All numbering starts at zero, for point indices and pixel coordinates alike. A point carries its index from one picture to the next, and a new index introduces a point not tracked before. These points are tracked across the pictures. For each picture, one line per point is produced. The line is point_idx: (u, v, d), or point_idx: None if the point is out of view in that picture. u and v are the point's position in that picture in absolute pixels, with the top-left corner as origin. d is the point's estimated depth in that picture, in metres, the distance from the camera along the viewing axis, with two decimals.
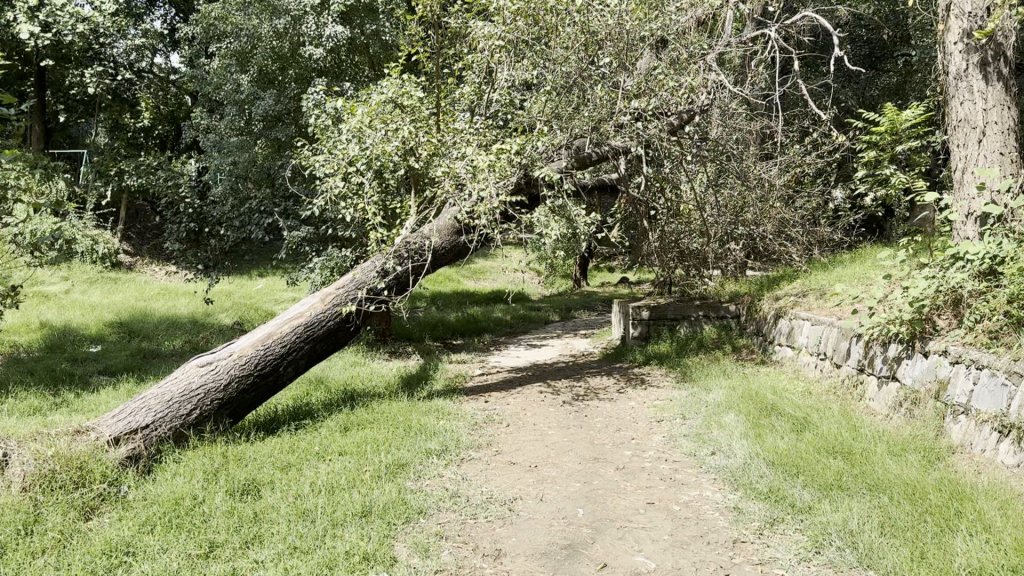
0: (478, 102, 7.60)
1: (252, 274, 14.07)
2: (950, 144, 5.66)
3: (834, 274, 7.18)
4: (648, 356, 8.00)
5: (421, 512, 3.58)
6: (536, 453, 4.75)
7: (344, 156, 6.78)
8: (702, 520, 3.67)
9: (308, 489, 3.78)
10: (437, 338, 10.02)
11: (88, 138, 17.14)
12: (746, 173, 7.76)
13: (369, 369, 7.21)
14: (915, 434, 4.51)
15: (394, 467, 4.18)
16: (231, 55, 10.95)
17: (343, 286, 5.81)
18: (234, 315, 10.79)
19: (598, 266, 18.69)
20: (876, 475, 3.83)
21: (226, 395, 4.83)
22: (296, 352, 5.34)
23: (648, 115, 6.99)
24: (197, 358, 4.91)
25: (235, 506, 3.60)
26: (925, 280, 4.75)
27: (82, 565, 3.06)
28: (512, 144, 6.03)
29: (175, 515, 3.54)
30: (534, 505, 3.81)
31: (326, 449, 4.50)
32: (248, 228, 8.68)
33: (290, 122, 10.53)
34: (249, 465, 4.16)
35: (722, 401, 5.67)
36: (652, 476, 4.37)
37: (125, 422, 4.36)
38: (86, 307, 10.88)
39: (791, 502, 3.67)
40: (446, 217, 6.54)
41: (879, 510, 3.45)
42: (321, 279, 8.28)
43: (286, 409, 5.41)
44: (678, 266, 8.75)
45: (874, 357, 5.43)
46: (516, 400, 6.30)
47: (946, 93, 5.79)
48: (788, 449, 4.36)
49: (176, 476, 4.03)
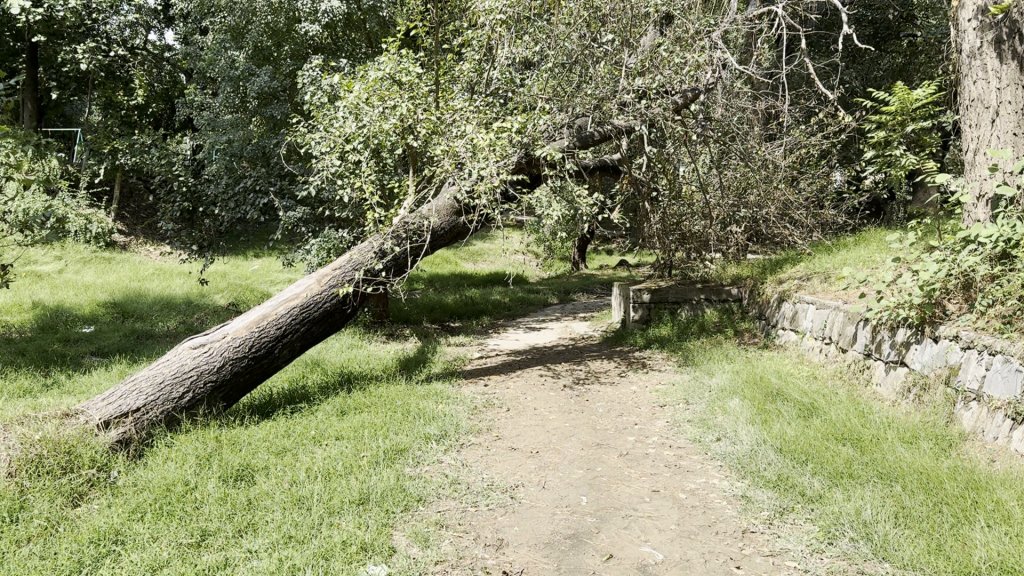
0: (479, 81, 7.42)
1: (247, 255, 13.94)
2: (963, 124, 5.54)
3: (839, 257, 7.07)
4: (649, 339, 7.90)
5: (421, 500, 3.46)
6: (537, 438, 4.64)
7: (340, 133, 6.61)
8: (710, 509, 3.57)
9: (304, 476, 3.67)
10: (436, 320, 9.94)
11: (81, 116, 17.02)
12: (750, 154, 7.62)
13: (366, 352, 7.09)
14: (925, 421, 4.41)
15: (392, 453, 4.06)
16: (225, 30, 10.82)
17: (340, 267, 5.67)
18: (229, 296, 10.67)
19: (598, 249, 18.56)
20: (888, 463, 3.73)
21: (220, 377, 4.70)
22: (292, 334, 5.22)
23: (651, 94, 6.80)
24: (190, 340, 4.79)
25: (228, 493, 3.49)
26: (936, 264, 4.63)
27: (69, 554, 2.95)
28: (513, 121, 5.86)
29: (167, 502, 3.43)
30: (536, 493, 3.70)
31: (322, 434, 4.38)
32: (243, 208, 8.55)
33: (285, 99, 10.37)
34: (242, 450, 4.05)
35: (726, 386, 5.58)
36: (657, 463, 4.26)
37: (116, 405, 4.24)
38: (79, 287, 10.74)
39: (801, 490, 3.57)
40: (445, 196, 6.42)
41: (893, 500, 3.35)
42: (319, 260, 8.11)
43: (282, 393, 5.29)
44: (679, 247, 8.75)
45: (882, 341, 5.33)
46: (517, 384, 6.19)
47: (960, 72, 5.66)
48: (796, 436, 4.25)
49: (167, 461, 3.91)
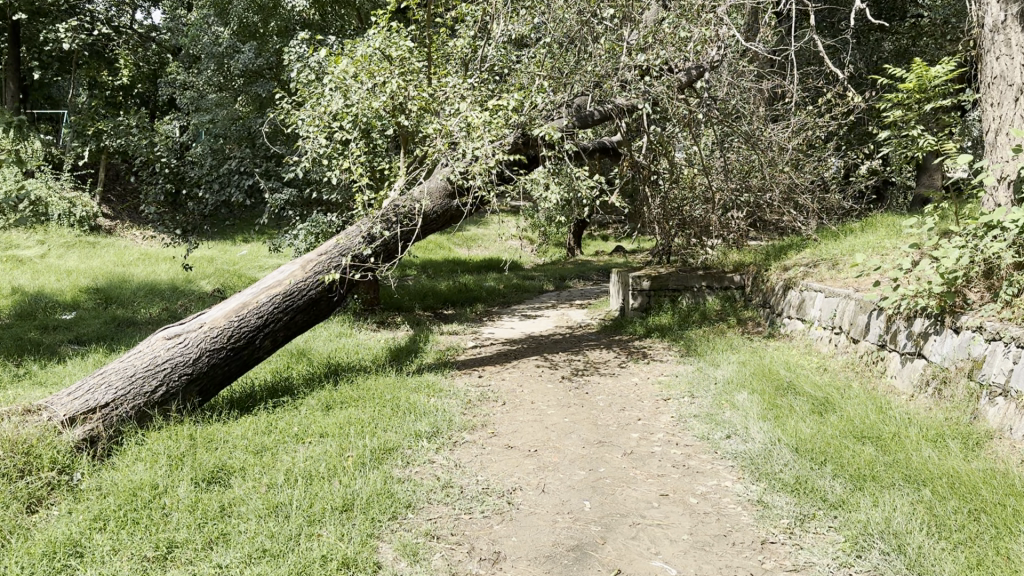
0: (473, 57, 7.07)
1: (235, 240, 13.62)
2: (984, 103, 5.25)
3: (847, 244, 6.80)
4: (650, 328, 7.62)
5: (409, 506, 3.18)
6: (535, 435, 4.36)
7: (327, 110, 6.28)
8: (724, 516, 3.29)
9: (283, 479, 3.37)
10: (428, 307, 9.63)
11: (66, 97, 16.67)
12: (755, 135, 7.31)
13: (355, 341, 6.78)
14: (947, 418, 4.12)
15: (379, 452, 3.77)
16: (210, 6, 10.47)
17: (326, 252, 5.34)
18: (216, 282, 10.35)
19: (594, 235, 18.27)
20: (914, 465, 3.45)
21: (196, 370, 4.40)
22: (274, 324, 4.90)
23: (653, 71, 6.47)
24: (165, 330, 4.48)
25: (200, 498, 3.20)
26: (958, 250, 4.34)
27: (19, 570, 2.65)
28: (510, 99, 5.55)
29: (132, 508, 3.13)
30: (535, 497, 3.42)
31: (305, 431, 4.09)
32: (228, 189, 8.23)
33: (271, 77, 10.01)
34: (217, 449, 3.76)
35: (733, 378, 5.30)
36: (664, 463, 3.99)
37: (82, 400, 3.94)
38: (61, 272, 10.41)
39: (822, 496, 3.29)
40: (438, 178, 6.10)
41: (923, 507, 3.08)
42: (306, 245, 7.78)
43: (263, 386, 4.98)
44: (679, 234, 8.42)
45: (897, 332, 5.04)
46: (513, 376, 5.90)
47: (980, 47, 5.35)
48: (812, 434, 3.97)
49: (136, 462, 3.62)
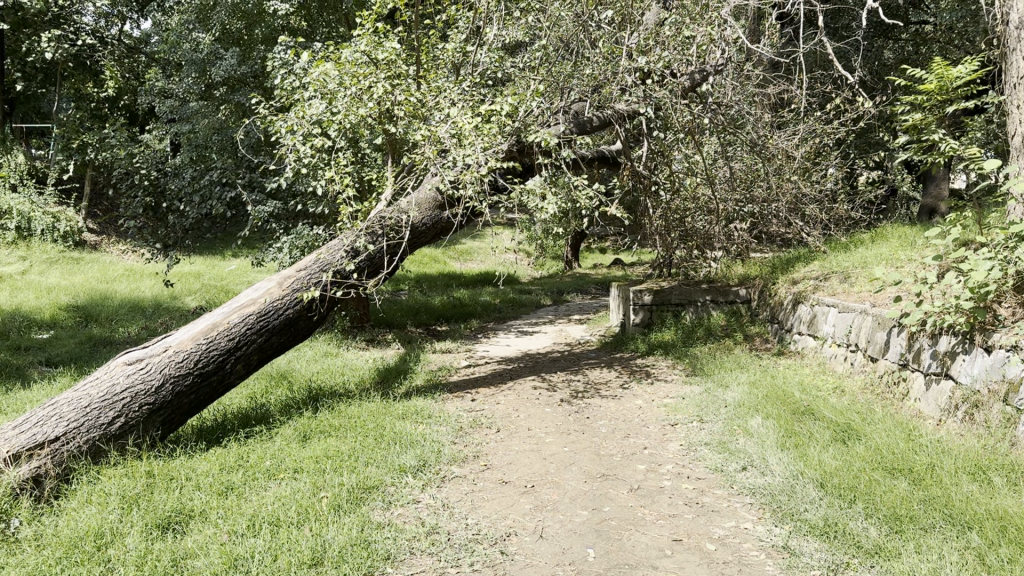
0: (464, 62, 6.69)
1: (224, 255, 13.22)
2: (1009, 104, 4.88)
3: (859, 256, 6.44)
4: (652, 344, 7.24)
5: (388, 558, 2.80)
6: (532, 468, 3.98)
7: (309, 117, 5.89)
8: (746, 566, 2.91)
9: (246, 525, 2.99)
10: (421, 323, 9.25)
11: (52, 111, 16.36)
12: (762, 143, 6.94)
13: (341, 361, 6.39)
14: (983, 446, 3.74)
15: (358, 491, 3.39)
16: (192, 12, 10.15)
17: (306, 269, 4.97)
18: (200, 299, 9.96)
19: (592, 248, 17.95)
20: (955, 503, 3.06)
21: (159, 399, 4.01)
22: (247, 347, 4.52)
23: (654, 75, 6.11)
24: (126, 355, 4.10)
25: (151, 548, 2.82)
26: (989, 262, 3.96)
27: None
28: (503, 101, 5.18)
29: (70, 563, 2.74)
30: (531, 545, 3.03)
31: (277, 466, 3.70)
32: (209, 202, 7.75)
33: (256, 85, 9.66)
34: (176, 489, 3.37)
35: (744, 401, 4.91)
36: (675, 500, 3.60)
37: (29, 435, 3.56)
38: (40, 289, 9.98)
39: (856, 541, 2.92)
40: (426, 188, 5.74)
41: (972, 556, 2.70)
42: (290, 260, 7.39)
43: (237, 414, 4.60)
44: (681, 247, 8.03)
45: (920, 351, 4.65)
46: (507, 399, 5.50)
47: (1005, 44, 4.99)
48: (838, 466, 3.59)
49: (85, 505, 3.23)
